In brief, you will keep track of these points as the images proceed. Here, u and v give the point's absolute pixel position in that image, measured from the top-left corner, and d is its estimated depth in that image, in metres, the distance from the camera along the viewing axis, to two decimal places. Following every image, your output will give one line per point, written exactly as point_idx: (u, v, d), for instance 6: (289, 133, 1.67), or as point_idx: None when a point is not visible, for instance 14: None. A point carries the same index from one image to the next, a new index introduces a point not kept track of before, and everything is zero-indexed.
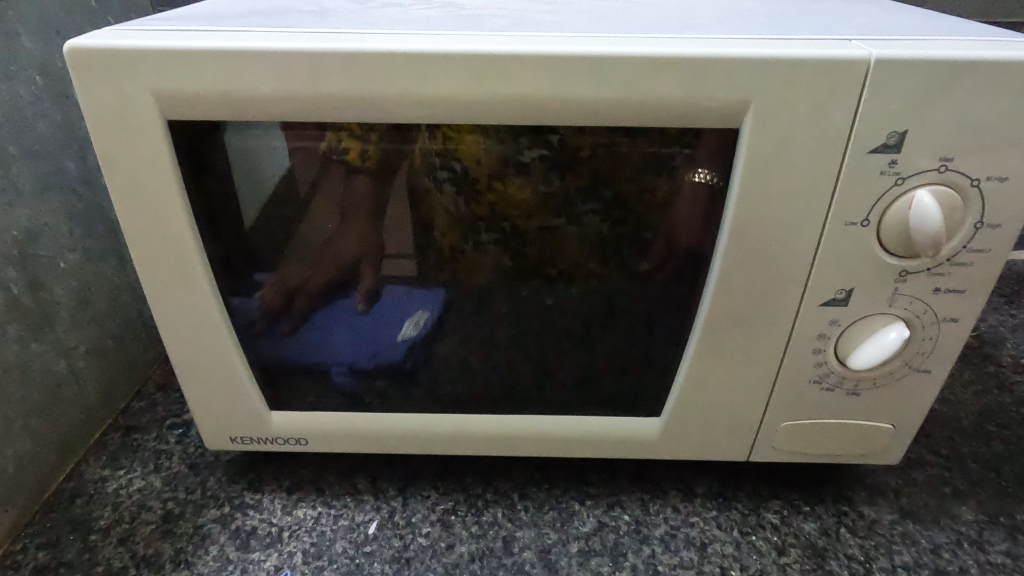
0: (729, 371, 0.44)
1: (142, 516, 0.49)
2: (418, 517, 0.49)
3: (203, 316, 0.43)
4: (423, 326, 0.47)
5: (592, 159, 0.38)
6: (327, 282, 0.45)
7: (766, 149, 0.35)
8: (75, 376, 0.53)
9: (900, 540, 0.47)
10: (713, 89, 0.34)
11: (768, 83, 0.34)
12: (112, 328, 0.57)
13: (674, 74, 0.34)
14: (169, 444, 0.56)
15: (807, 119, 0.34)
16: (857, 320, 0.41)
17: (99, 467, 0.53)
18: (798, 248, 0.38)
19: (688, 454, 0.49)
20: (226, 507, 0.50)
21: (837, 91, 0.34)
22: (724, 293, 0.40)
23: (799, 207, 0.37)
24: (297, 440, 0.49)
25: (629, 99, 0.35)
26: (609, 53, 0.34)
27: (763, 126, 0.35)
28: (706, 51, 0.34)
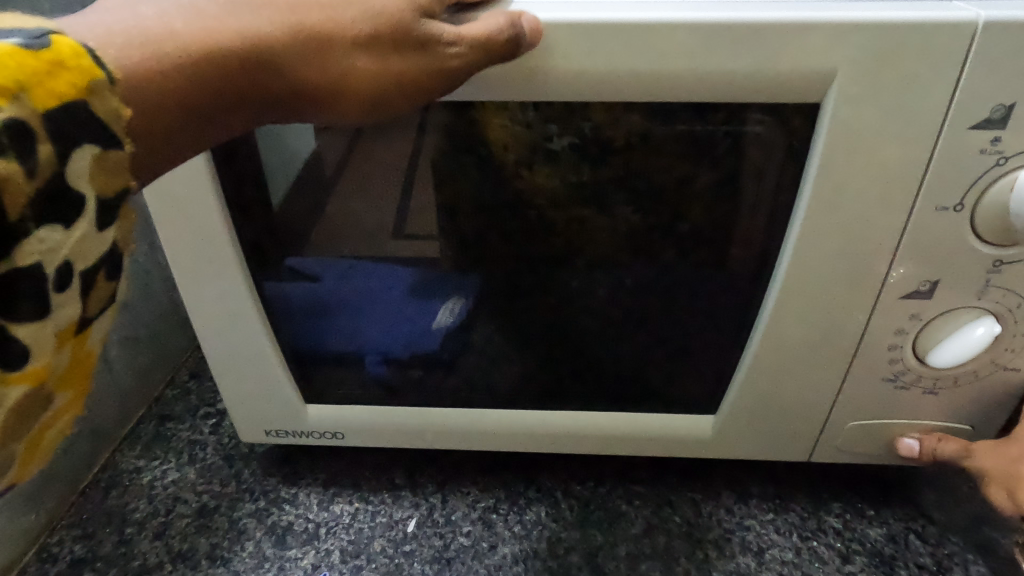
0: (796, 369, 0.41)
1: (176, 509, 0.48)
2: (458, 515, 0.47)
3: (236, 305, 0.41)
4: (458, 314, 0.44)
5: (650, 142, 0.35)
6: (360, 266, 0.42)
7: (851, 125, 0.32)
8: (107, 365, 0.52)
9: (976, 550, 0.44)
10: (794, 58, 0.30)
11: (856, 50, 0.30)
12: (143, 316, 0.56)
13: (750, 41, 0.30)
14: (203, 434, 0.54)
15: (897, 91, 0.31)
16: (941, 314, 0.38)
17: (134, 457, 0.53)
18: (881, 236, 0.35)
19: (746, 454, 0.46)
20: (261, 501, 0.49)
21: (935, 60, 0.30)
22: (794, 285, 0.37)
23: (883, 191, 0.33)
24: (334, 434, 0.48)
25: (698, 71, 0.31)
26: (676, 18, 0.30)
27: (849, 100, 0.31)
28: (787, 15, 0.30)
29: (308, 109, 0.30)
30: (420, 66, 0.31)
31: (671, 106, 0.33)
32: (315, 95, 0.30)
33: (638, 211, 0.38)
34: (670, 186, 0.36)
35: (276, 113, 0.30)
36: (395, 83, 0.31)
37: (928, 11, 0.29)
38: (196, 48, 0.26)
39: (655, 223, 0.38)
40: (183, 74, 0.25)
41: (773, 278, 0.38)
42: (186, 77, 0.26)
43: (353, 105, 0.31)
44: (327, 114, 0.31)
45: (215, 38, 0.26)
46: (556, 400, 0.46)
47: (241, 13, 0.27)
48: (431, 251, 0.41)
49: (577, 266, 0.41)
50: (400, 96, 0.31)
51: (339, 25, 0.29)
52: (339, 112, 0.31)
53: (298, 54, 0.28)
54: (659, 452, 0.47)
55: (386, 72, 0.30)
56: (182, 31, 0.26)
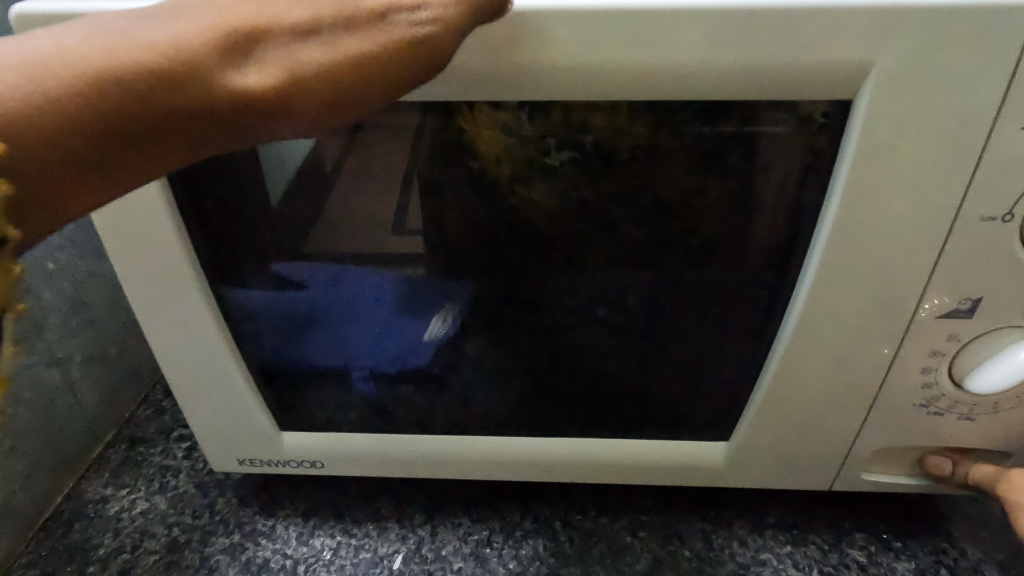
0: (817, 397, 0.37)
1: (144, 544, 0.45)
2: (448, 550, 0.44)
3: (198, 327, 0.38)
4: (452, 324, 0.39)
5: (657, 147, 0.31)
6: (339, 272, 0.38)
7: (887, 127, 0.28)
8: (71, 388, 0.48)
9: None
10: (823, 49, 0.27)
11: (894, 43, 0.26)
12: (112, 332, 0.52)
13: (772, 31, 0.26)
14: (176, 459, 0.51)
15: (940, 87, 0.27)
16: (981, 335, 0.34)
17: (101, 486, 0.49)
18: (917, 253, 0.31)
19: (761, 484, 0.42)
20: (235, 534, 0.45)
21: (986, 50, 0.26)
22: (818, 308, 0.33)
23: (919, 199, 0.29)
24: (312, 463, 0.44)
25: (711, 68, 0.27)
26: (685, 4, 0.26)
27: (885, 98, 0.27)
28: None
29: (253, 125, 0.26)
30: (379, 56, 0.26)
31: (679, 106, 0.29)
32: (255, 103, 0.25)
33: (644, 222, 0.34)
34: (682, 194, 0.32)
35: (219, 135, 0.25)
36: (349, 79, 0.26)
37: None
38: (92, 66, 0.23)
39: (664, 237, 0.34)
40: (73, 95, 0.22)
41: (796, 298, 0.34)
42: (79, 97, 0.22)
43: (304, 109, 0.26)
44: (280, 126, 0.26)
45: (114, 53, 0.23)
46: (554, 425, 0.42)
47: (154, 24, 0.24)
48: (414, 266, 0.37)
49: (574, 282, 0.37)
50: (365, 92, 0.27)
51: (276, 20, 0.25)
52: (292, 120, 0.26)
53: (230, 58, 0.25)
54: (668, 482, 0.43)
55: (342, 63, 0.26)
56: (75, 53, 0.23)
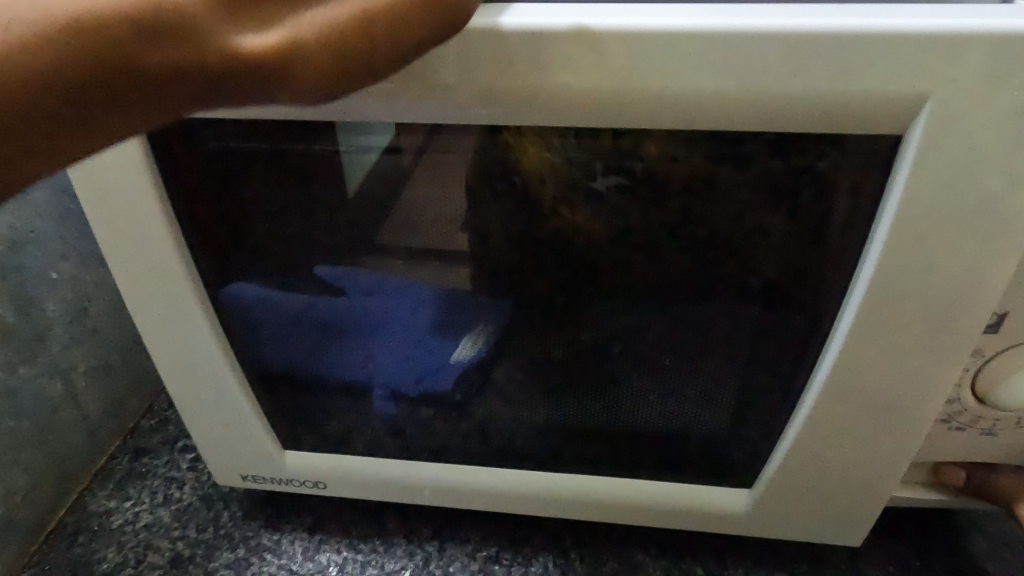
0: (850, 447, 0.35)
1: (148, 559, 0.44)
2: (456, 567, 0.43)
3: (200, 341, 0.37)
4: (481, 347, 0.39)
5: (679, 174, 0.29)
6: (386, 286, 0.37)
7: (939, 163, 0.25)
8: (74, 399, 0.48)
9: None
10: (868, 79, 0.25)
11: (947, 73, 0.24)
12: (116, 341, 0.52)
13: (810, 58, 0.25)
14: (180, 471, 0.50)
15: (1006, 124, 0.24)
16: (1005, 350, 0.33)
17: (104, 498, 0.48)
18: (970, 300, 0.29)
19: (788, 533, 0.40)
20: (240, 549, 0.44)
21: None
22: (855, 355, 0.31)
23: (976, 244, 0.27)
24: (315, 484, 0.44)
25: (743, 94, 0.25)
26: (712, 24, 0.25)
27: (937, 134, 0.25)
28: (857, 24, 0.24)
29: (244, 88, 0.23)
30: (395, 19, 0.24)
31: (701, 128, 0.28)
32: (248, 63, 0.22)
33: (662, 251, 0.32)
34: (704, 221, 0.31)
35: (207, 99, 0.23)
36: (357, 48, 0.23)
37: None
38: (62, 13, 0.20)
39: (682, 266, 0.32)
40: (49, 38, 0.20)
41: (821, 328, 0.32)
42: (54, 41, 0.20)
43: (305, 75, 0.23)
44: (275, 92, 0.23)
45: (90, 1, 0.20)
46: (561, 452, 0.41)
47: None
48: (421, 281, 0.36)
49: (586, 308, 0.35)
50: (375, 56, 0.24)
51: None
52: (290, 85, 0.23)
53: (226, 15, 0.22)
54: (684, 524, 0.41)
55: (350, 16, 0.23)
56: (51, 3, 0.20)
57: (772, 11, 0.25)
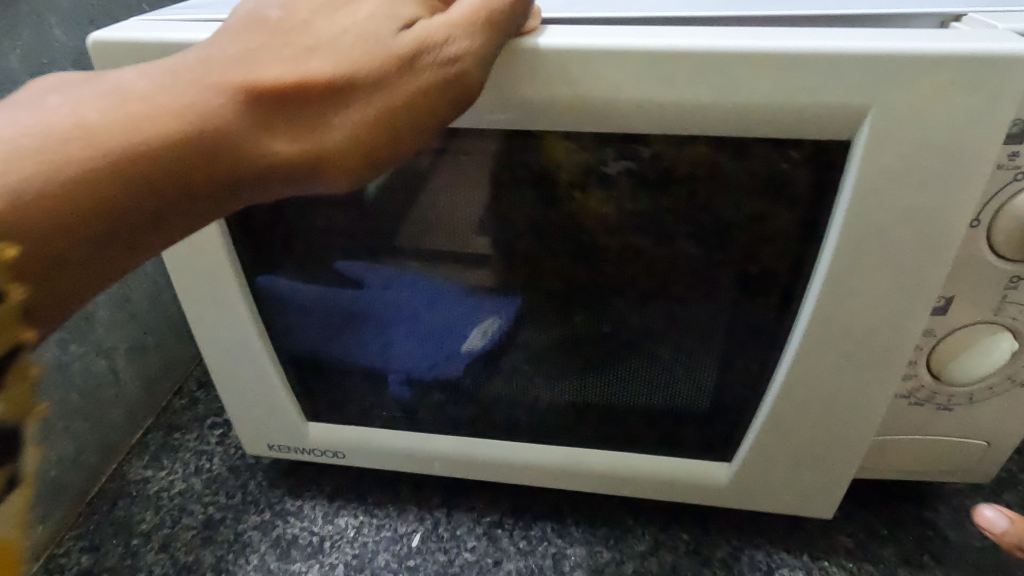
0: (817, 424, 0.39)
1: (183, 520, 0.48)
2: (463, 530, 0.47)
3: (237, 319, 0.42)
4: (492, 336, 0.42)
5: (661, 172, 0.33)
6: (406, 279, 0.41)
7: (879, 169, 0.30)
8: (115, 377, 0.52)
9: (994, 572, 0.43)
10: (821, 89, 0.29)
11: (885, 87, 0.28)
12: (152, 325, 0.56)
13: (771, 74, 0.29)
14: (210, 445, 0.54)
15: (937, 129, 0.28)
16: (955, 331, 0.36)
17: (141, 468, 0.53)
18: (908, 295, 0.33)
19: (763, 506, 0.44)
20: (266, 513, 0.49)
21: (980, 97, 0.28)
22: (816, 343, 0.35)
23: (919, 234, 0.31)
24: (334, 453, 0.48)
25: (712, 102, 0.30)
26: (685, 45, 0.29)
27: (877, 143, 0.29)
28: (809, 46, 0.28)
29: (279, 187, 0.28)
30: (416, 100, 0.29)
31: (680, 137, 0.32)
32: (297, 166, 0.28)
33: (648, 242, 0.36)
34: (686, 213, 0.35)
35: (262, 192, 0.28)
36: (382, 130, 0.28)
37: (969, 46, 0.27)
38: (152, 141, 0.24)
39: (664, 252, 0.37)
40: (152, 157, 0.24)
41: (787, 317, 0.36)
42: (154, 159, 0.25)
43: (336, 176, 0.28)
44: (302, 185, 0.29)
45: (174, 121, 0.25)
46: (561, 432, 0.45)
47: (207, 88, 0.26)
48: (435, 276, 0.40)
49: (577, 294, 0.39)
50: (399, 147, 0.29)
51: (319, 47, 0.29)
52: (318, 181, 0.28)
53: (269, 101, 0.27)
54: (674, 495, 0.45)
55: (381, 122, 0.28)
56: (100, 121, 0.24)
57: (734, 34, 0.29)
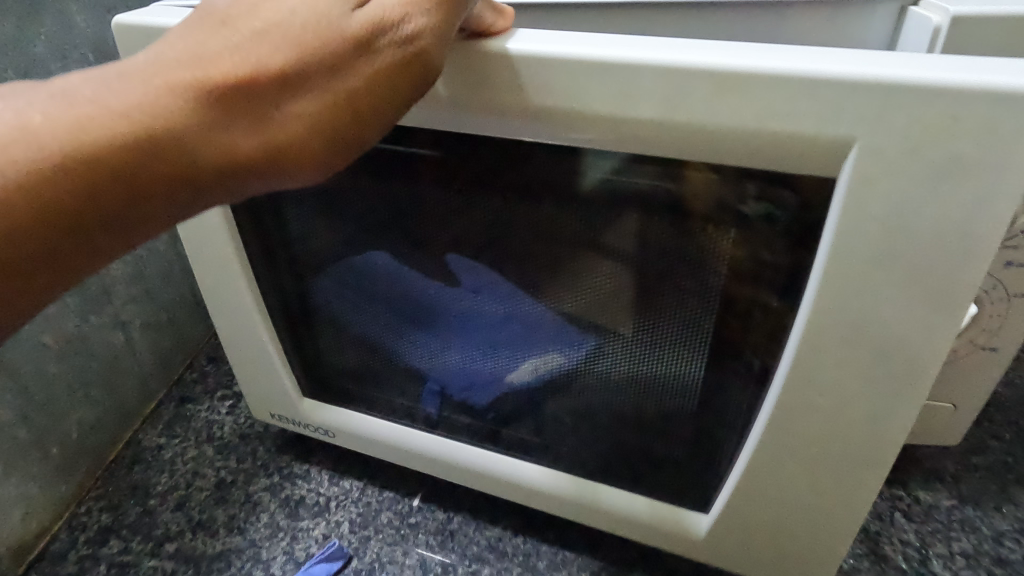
0: (804, 485, 0.33)
1: (196, 483, 0.51)
2: (460, 492, 0.50)
3: (240, 303, 0.43)
4: (547, 372, 0.40)
5: (627, 188, 0.30)
6: (484, 287, 0.38)
7: (868, 205, 0.25)
8: (131, 349, 0.55)
9: (959, 527, 0.46)
10: (795, 114, 0.24)
11: (881, 116, 0.23)
12: (165, 302, 0.59)
13: (742, 96, 0.25)
14: (220, 415, 0.57)
15: (941, 175, 0.23)
16: None
17: (155, 435, 0.55)
18: (906, 344, 0.27)
19: (746, 564, 0.39)
20: (275, 476, 0.52)
21: (995, 142, 0.22)
22: (797, 389, 0.30)
23: (918, 295, 0.26)
24: (325, 431, 0.49)
25: (672, 123, 0.26)
26: (646, 59, 0.25)
27: (868, 176, 0.24)
28: (785, 61, 0.24)
29: (248, 182, 0.26)
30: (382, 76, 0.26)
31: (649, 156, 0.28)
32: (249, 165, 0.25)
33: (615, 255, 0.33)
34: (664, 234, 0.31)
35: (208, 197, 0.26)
36: (353, 111, 0.26)
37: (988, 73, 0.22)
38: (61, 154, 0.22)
39: (631, 273, 0.33)
40: (64, 170, 0.22)
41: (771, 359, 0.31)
42: (70, 172, 0.22)
43: (307, 166, 0.26)
44: (257, 184, 0.26)
45: (90, 129, 0.23)
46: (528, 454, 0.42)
47: (126, 91, 0.24)
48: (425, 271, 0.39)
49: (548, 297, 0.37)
50: (355, 138, 0.27)
51: None
52: (291, 173, 0.26)
53: (227, 97, 0.24)
54: (644, 537, 0.41)
55: (331, 115, 0.26)
56: (44, 124, 0.22)
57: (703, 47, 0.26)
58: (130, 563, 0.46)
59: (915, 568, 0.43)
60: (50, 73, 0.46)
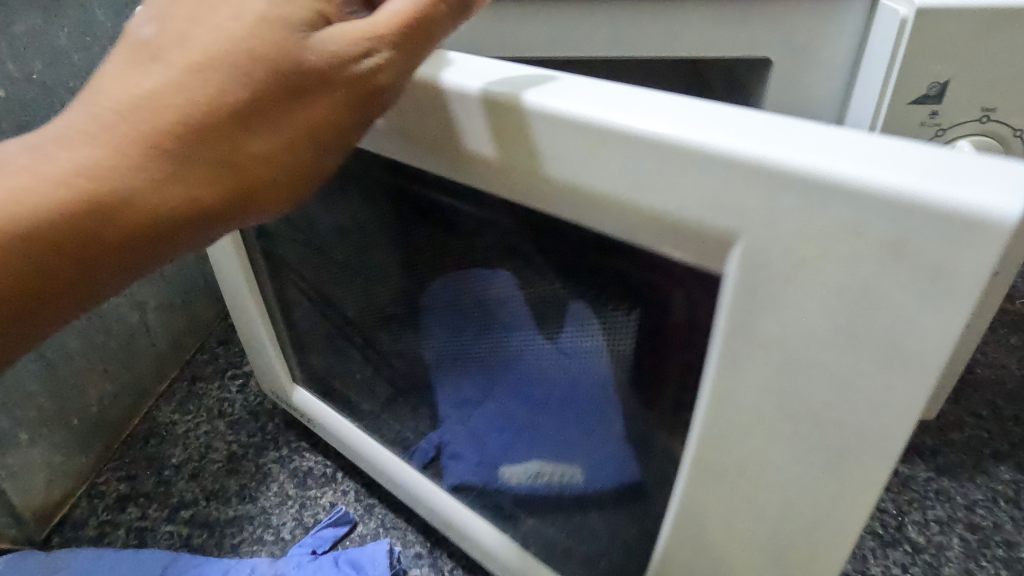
0: None
1: (209, 455, 0.54)
2: None
3: (240, 288, 0.47)
4: (563, 480, 0.38)
5: (540, 242, 0.29)
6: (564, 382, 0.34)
7: (757, 312, 0.21)
8: (146, 328, 0.58)
9: (934, 497, 0.48)
10: (669, 189, 0.21)
11: (752, 208, 0.19)
12: (177, 284, 0.61)
13: (621, 151, 0.22)
14: (231, 392, 0.59)
15: (848, 300, 0.19)
16: None
17: (169, 411, 0.58)
18: (814, 502, 0.23)
19: None
20: (284, 449, 0.54)
21: (909, 267, 0.17)
22: (694, 514, 0.26)
23: (824, 435, 0.21)
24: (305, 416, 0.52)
25: (557, 174, 0.24)
26: (538, 101, 0.23)
27: (752, 276, 0.20)
28: (697, 116, 0.20)
29: (216, 228, 0.24)
30: (342, 104, 0.23)
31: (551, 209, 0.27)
32: (214, 211, 0.23)
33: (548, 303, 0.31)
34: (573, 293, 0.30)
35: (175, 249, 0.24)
36: (316, 139, 0.24)
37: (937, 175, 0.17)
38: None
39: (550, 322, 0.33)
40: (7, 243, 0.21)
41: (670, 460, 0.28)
42: (14, 243, 0.21)
43: (280, 200, 0.24)
44: (244, 221, 0.24)
45: (26, 198, 0.21)
46: (490, 478, 0.41)
47: (63, 148, 0.22)
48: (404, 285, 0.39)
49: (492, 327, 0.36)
50: (323, 157, 0.24)
51: None
52: (258, 212, 0.24)
53: (176, 148, 0.22)
54: None
55: (289, 148, 0.23)
56: None
57: (627, 96, 0.22)
58: (146, 528, 0.48)
59: (891, 534, 0.46)
60: (72, 63, 0.49)
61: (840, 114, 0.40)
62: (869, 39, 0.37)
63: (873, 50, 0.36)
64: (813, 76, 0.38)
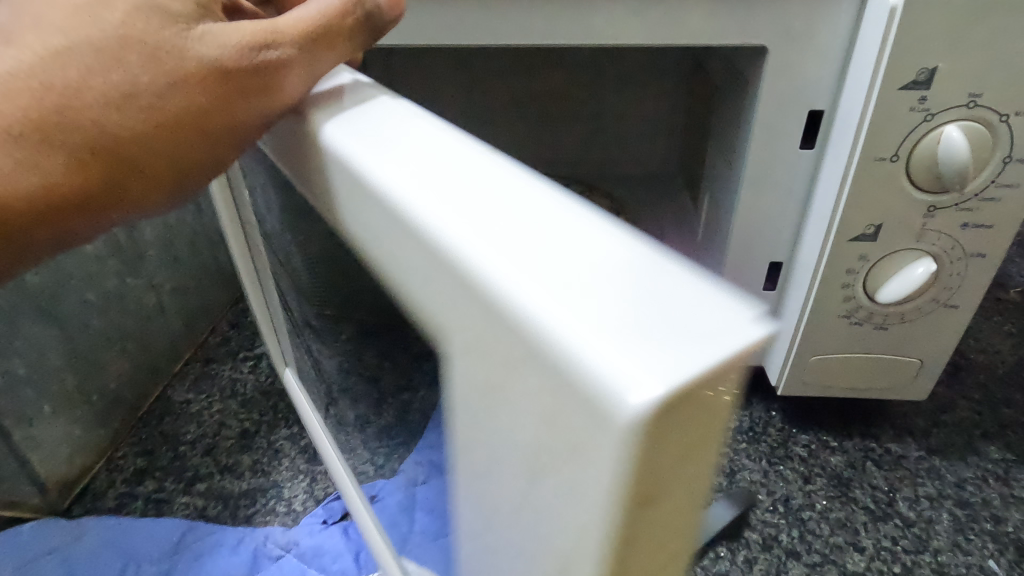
0: None
1: (222, 432, 0.55)
2: None
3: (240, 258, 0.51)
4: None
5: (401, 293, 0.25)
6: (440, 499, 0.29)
7: (474, 413, 0.19)
8: (161, 310, 0.59)
9: (925, 474, 0.49)
10: (401, 255, 0.19)
11: (445, 295, 0.17)
12: (192, 269, 0.63)
13: (374, 207, 0.20)
14: (243, 373, 0.61)
15: (529, 435, 0.16)
16: (885, 255, 0.43)
17: (183, 391, 0.60)
18: None
19: None
20: (295, 427, 0.55)
21: (562, 420, 0.14)
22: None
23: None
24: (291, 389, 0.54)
25: (353, 223, 0.23)
26: (336, 143, 0.22)
27: (461, 369, 0.18)
28: (436, 182, 0.18)
29: (100, 216, 0.23)
30: (248, 107, 0.24)
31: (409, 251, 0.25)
32: (92, 201, 0.22)
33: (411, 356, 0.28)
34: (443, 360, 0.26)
35: (58, 239, 0.23)
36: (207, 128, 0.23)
37: (602, 304, 0.14)
38: None
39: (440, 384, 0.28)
40: None
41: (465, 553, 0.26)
42: None
43: (178, 181, 0.24)
44: (126, 211, 0.24)
45: None
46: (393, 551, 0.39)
47: None
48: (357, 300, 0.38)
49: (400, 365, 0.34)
50: (212, 146, 0.24)
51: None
52: (144, 196, 0.23)
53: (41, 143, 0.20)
54: None
55: (176, 135, 0.22)
56: None
57: (404, 145, 0.20)
58: (164, 500, 0.50)
59: (883, 509, 0.47)
60: None
61: (835, 99, 0.41)
62: (860, 29, 0.38)
63: (864, 37, 0.37)
64: (808, 62, 0.40)
